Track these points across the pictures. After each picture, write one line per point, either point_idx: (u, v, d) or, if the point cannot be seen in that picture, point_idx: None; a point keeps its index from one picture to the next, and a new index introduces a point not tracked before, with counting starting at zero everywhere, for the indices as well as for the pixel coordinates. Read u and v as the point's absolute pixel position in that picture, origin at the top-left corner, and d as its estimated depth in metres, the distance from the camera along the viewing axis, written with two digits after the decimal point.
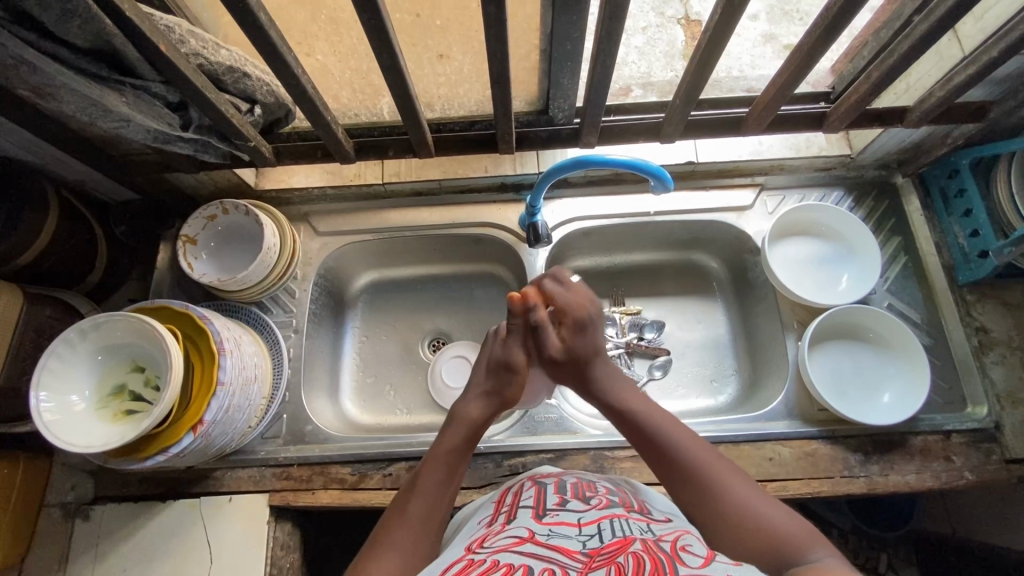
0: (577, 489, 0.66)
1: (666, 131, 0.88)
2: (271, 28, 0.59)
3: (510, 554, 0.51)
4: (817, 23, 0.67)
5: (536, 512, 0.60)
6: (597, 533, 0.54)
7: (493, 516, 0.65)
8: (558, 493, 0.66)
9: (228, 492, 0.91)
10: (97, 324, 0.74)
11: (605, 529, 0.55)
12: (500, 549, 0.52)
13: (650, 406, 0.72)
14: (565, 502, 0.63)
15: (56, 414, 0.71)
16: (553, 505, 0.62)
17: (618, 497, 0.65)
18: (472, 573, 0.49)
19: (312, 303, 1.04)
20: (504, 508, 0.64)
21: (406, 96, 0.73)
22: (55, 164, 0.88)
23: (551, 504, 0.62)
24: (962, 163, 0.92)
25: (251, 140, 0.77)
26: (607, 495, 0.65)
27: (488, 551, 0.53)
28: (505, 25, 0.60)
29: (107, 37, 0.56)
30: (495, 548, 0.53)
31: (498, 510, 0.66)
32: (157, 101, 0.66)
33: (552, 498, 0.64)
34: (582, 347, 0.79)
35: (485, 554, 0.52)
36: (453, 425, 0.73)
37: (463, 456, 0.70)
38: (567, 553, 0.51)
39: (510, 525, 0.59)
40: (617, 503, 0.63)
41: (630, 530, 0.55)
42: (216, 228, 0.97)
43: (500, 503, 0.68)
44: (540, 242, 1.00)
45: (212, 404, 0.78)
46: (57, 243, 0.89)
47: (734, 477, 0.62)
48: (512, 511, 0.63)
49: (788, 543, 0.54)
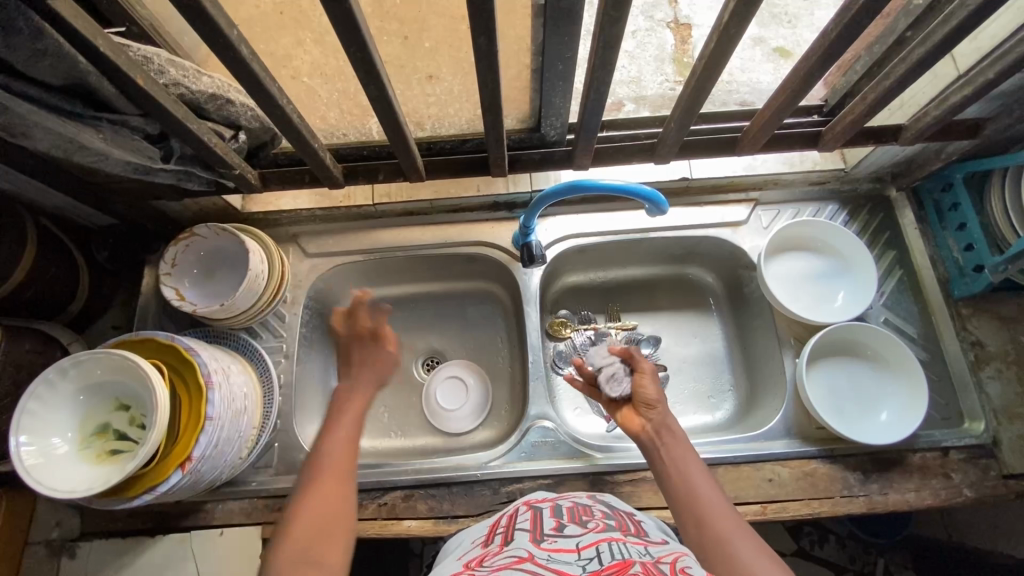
0: (574, 514, 0.65)
1: (660, 152, 0.86)
2: (254, 60, 0.57)
3: (512, 572, 0.49)
4: (814, 48, 0.66)
5: (533, 536, 0.59)
6: (596, 555, 0.53)
7: (488, 538, 0.64)
8: (554, 517, 0.64)
9: (219, 526, 0.89)
10: (78, 362, 0.72)
11: (603, 552, 0.53)
12: (501, 568, 0.51)
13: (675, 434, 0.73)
14: (562, 527, 0.61)
15: (37, 459, 0.69)
16: (550, 530, 0.60)
17: (615, 521, 0.64)
18: None
19: (302, 327, 1.02)
20: (501, 531, 0.63)
21: (394, 123, 0.71)
22: (33, 193, 0.86)
23: (548, 529, 0.61)
24: (956, 177, 0.92)
25: (236, 167, 0.75)
26: (604, 519, 0.64)
27: (487, 569, 0.52)
28: (496, 57, 0.59)
29: (82, 75, 0.54)
30: (495, 567, 0.52)
31: (493, 533, 0.65)
32: (136, 135, 0.64)
33: (550, 522, 0.63)
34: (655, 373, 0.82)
35: (484, 573, 0.51)
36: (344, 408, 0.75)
37: (355, 442, 0.70)
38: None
39: (508, 547, 0.57)
40: (613, 527, 0.62)
41: (629, 552, 0.53)
42: (198, 253, 0.93)
43: (495, 525, 0.67)
44: (534, 262, 0.98)
45: (201, 439, 0.76)
46: (37, 275, 0.86)
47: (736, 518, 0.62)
48: (508, 533, 0.62)
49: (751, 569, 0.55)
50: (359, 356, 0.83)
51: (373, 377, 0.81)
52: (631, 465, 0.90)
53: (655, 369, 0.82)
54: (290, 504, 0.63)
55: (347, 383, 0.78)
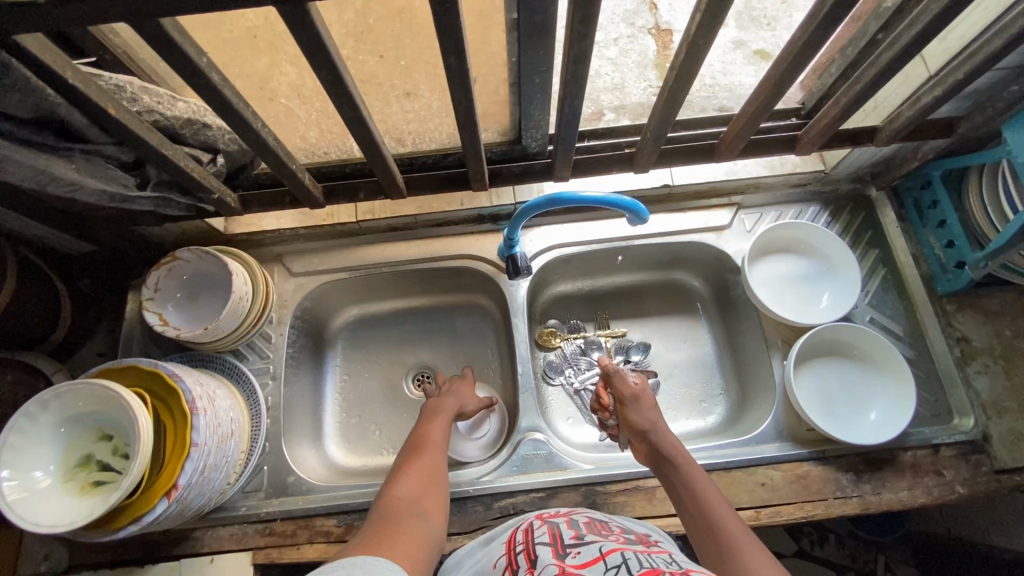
0: (592, 527, 0.66)
1: (639, 161, 0.87)
2: (225, 86, 0.57)
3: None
4: (783, 55, 0.67)
5: (557, 550, 0.60)
6: (623, 564, 0.55)
7: (508, 559, 0.64)
8: (572, 529, 0.66)
9: (208, 553, 0.88)
10: (58, 394, 0.71)
11: (630, 562, 0.55)
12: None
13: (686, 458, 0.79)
14: (582, 537, 0.63)
15: (19, 494, 0.68)
16: (571, 541, 0.62)
17: (633, 535, 0.66)
18: None
19: (289, 347, 1.01)
20: (521, 548, 0.63)
21: (370, 141, 0.70)
22: (11, 223, 0.85)
23: (569, 540, 0.62)
24: (934, 175, 0.93)
25: (214, 191, 0.75)
26: (623, 534, 0.66)
27: None
28: (467, 74, 0.59)
29: (51, 107, 0.54)
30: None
31: (513, 551, 0.64)
32: (109, 163, 0.64)
33: (568, 534, 0.64)
34: (646, 394, 0.89)
35: None
36: (433, 416, 0.88)
37: (445, 442, 0.84)
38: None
39: (536, 567, 0.57)
40: (634, 540, 0.64)
41: (656, 563, 0.56)
42: (180, 277, 0.92)
43: (512, 541, 0.67)
44: (519, 274, 0.97)
45: (186, 466, 0.75)
46: (18, 306, 0.85)
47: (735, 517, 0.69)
48: (530, 549, 0.62)
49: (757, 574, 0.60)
50: (451, 389, 0.96)
51: (457, 400, 0.93)
52: (624, 475, 0.89)
53: (635, 393, 0.88)
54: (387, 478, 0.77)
55: (438, 398, 0.93)
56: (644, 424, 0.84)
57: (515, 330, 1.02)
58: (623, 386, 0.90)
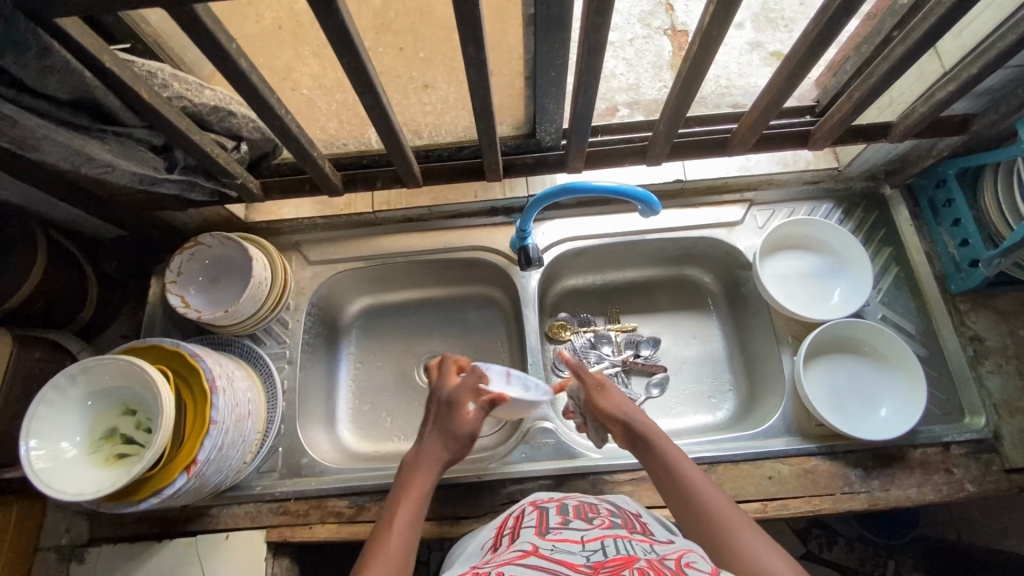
0: (580, 511, 0.66)
1: (652, 154, 0.88)
2: (253, 73, 0.59)
3: (516, 566, 0.50)
4: (796, 47, 0.67)
5: (538, 530, 0.60)
6: (599, 547, 0.54)
7: (495, 540, 0.65)
8: (560, 514, 0.66)
9: (224, 530, 0.91)
10: (86, 368, 0.74)
11: (608, 546, 0.55)
12: (506, 562, 0.52)
13: (668, 443, 0.76)
14: (568, 522, 0.63)
15: (46, 462, 0.71)
16: (555, 524, 0.62)
17: (620, 519, 0.66)
18: None
19: (305, 333, 1.04)
20: (507, 531, 0.65)
21: (389, 130, 0.73)
22: (42, 206, 0.88)
23: (554, 522, 0.62)
24: (949, 173, 0.93)
25: (238, 177, 0.77)
26: (609, 517, 0.66)
27: (492, 565, 0.53)
28: (485, 63, 0.61)
29: (88, 89, 0.57)
30: (500, 561, 0.53)
31: (501, 534, 0.66)
32: (141, 146, 0.67)
33: (555, 518, 0.64)
34: (604, 383, 0.85)
35: (491, 567, 0.52)
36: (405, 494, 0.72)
37: (415, 528, 0.69)
38: (571, 566, 0.50)
39: (514, 544, 0.58)
40: (620, 525, 0.63)
41: (633, 549, 0.54)
42: (202, 261, 0.95)
43: (502, 527, 0.68)
44: (531, 265, 1.00)
45: (205, 443, 0.77)
46: (47, 286, 0.88)
47: (730, 505, 0.67)
48: (514, 532, 0.63)
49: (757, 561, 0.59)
50: (439, 425, 0.78)
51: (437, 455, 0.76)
52: (631, 465, 0.90)
53: (595, 383, 0.85)
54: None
55: (415, 453, 0.77)
56: (614, 412, 0.81)
57: (525, 319, 1.04)
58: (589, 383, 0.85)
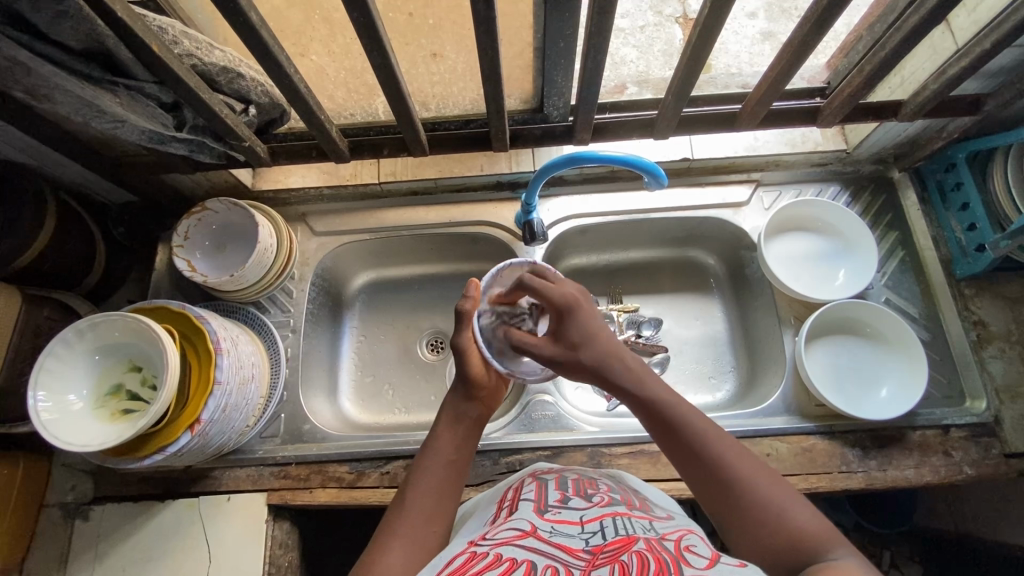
0: (579, 487, 0.64)
1: (659, 127, 0.88)
2: (262, 27, 0.60)
3: (513, 548, 0.50)
4: (808, 16, 0.67)
5: (537, 507, 0.58)
6: (600, 529, 0.53)
7: (494, 512, 0.63)
8: (559, 489, 0.64)
9: (226, 492, 0.92)
10: (95, 324, 0.75)
11: (607, 526, 0.53)
12: (502, 542, 0.51)
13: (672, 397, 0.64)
14: (567, 499, 0.61)
15: (53, 414, 0.72)
16: (554, 502, 0.60)
17: (619, 495, 0.64)
18: (474, 566, 0.48)
19: (309, 303, 1.04)
20: (505, 503, 0.63)
21: (398, 94, 0.73)
22: (53, 166, 0.89)
23: (552, 500, 0.60)
24: (959, 157, 0.91)
25: (246, 140, 0.77)
26: (609, 492, 0.64)
27: (489, 544, 0.52)
28: (494, 21, 0.61)
29: (100, 39, 0.58)
30: (497, 540, 0.52)
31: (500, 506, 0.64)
32: (151, 102, 0.68)
33: (554, 494, 0.62)
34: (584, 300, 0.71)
35: (488, 546, 0.52)
36: (441, 436, 0.69)
37: (455, 467, 0.67)
38: (570, 551, 0.49)
39: (512, 517, 0.57)
40: (619, 501, 0.61)
41: (633, 528, 0.54)
42: (208, 227, 0.96)
43: (501, 500, 0.66)
44: (535, 240, 1.01)
45: (209, 403, 0.78)
46: (56, 246, 0.89)
47: (770, 477, 0.58)
48: (513, 504, 0.61)
49: (808, 546, 0.52)
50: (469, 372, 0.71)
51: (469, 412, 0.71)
52: (629, 438, 0.91)
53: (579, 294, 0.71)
54: (380, 533, 0.60)
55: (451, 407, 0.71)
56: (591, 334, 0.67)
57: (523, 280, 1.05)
58: (579, 321, 0.68)
